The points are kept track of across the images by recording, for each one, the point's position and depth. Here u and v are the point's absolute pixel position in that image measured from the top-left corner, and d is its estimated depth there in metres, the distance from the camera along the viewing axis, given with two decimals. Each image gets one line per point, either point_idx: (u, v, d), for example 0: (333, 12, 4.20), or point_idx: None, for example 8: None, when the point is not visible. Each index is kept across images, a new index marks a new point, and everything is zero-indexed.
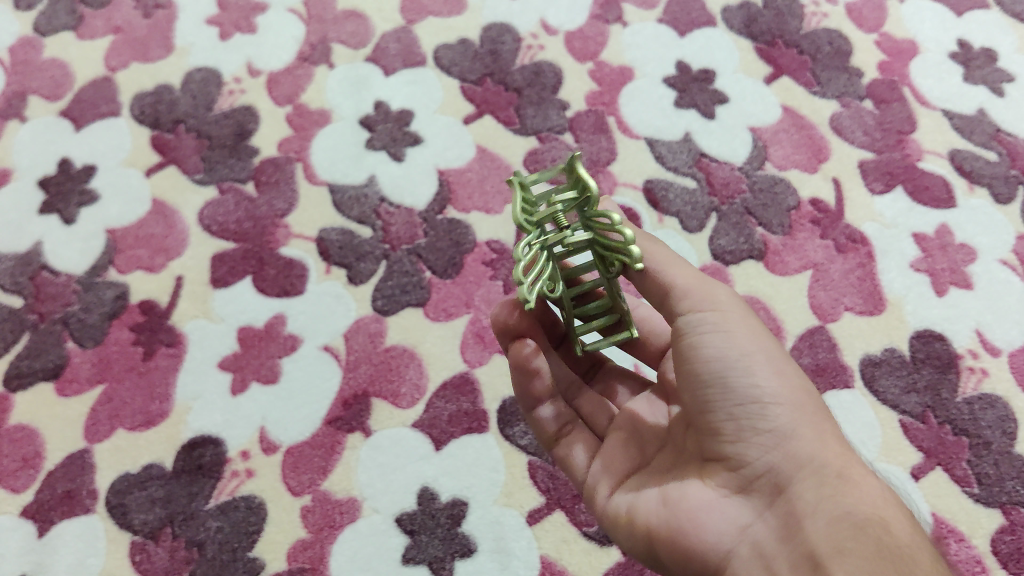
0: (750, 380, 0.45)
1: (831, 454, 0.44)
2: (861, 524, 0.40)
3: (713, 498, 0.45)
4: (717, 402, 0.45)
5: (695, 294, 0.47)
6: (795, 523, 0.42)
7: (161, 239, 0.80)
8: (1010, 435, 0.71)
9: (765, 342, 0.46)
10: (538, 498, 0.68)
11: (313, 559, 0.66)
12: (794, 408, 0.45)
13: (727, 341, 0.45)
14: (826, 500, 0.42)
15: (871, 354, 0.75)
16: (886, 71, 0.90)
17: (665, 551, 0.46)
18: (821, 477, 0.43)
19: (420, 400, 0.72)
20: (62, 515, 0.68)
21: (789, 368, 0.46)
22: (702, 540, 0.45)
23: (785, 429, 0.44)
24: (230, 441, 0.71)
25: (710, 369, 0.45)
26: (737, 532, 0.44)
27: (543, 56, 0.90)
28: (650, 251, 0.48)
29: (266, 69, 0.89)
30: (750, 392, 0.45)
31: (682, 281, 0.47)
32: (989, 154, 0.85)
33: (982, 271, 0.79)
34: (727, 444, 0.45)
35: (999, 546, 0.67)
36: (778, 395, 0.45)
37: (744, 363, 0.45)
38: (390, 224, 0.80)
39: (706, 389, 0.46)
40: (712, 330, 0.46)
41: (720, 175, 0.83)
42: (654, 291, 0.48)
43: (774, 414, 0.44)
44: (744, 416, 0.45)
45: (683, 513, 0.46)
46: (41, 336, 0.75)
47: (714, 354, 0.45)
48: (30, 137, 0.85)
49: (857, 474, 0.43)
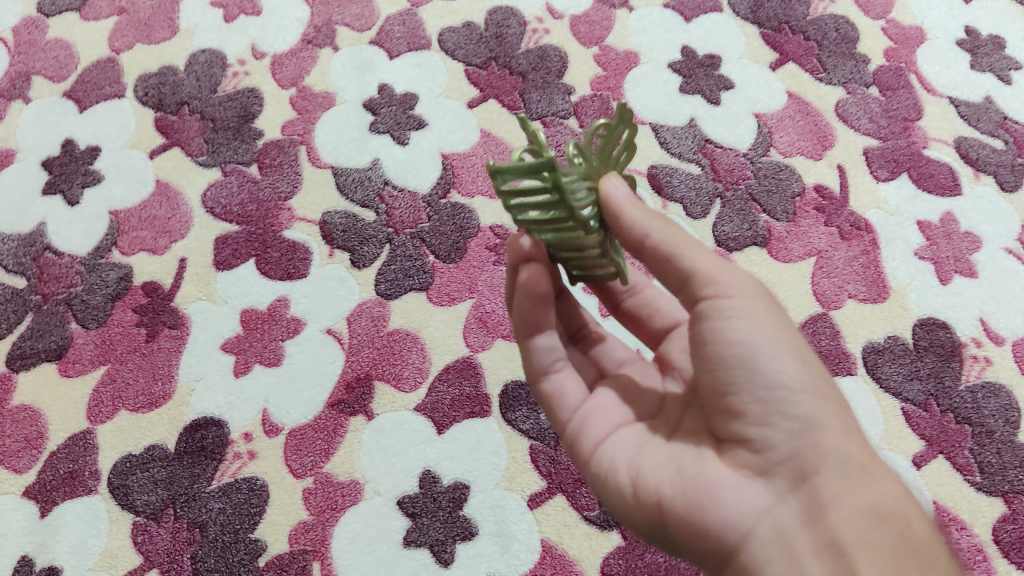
0: (778, 366, 0.43)
1: (854, 446, 0.43)
2: (880, 517, 0.41)
3: (729, 475, 0.44)
4: (742, 384, 0.44)
5: (720, 280, 0.45)
6: (817, 511, 0.41)
7: (164, 221, 0.79)
8: (1013, 424, 0.71)
9: (787, 330, 0.45)
10: (540, 482, 0.68)
11: (315, 541, 0.67)
12: (820, 396, 0.43)
13: (753, 326, 0.44)
14: (850, 493, 0.42)
15: (874, 342, 0.75)
16: (893, 58, 0.90)
17: (673, 522, 0.44)
18: (846, 468, 0.42)
19: (423, 383, 0.72)
20: (65, 495, 0.68)
21: (812, 358, 0.45)
22: (719, 517, 0.42)
23: (811, 418, 0.43)
24: (232, 423, 0.71)
25: (739, 353, 0.44)
26: (756, 513, 0.42)
27: (548, 40, 0.90)
28: (669, 237, 0.46)
29: (271, 51, 0.89)
30: (777, 378, 0.43)
31: (710, 266, 0.45)
32: (995, 142, 0.85)
33: (987, 260, 0.79)
34: (748, 422, 0.44)
35: (1000, 534, 0.67)
36: (804, 382, 0.43)
37: (773, 350, 0.43)
38: (393, 207, 0.80)
39: (729, 370, 0.44)
40: (738, 317, 0.44)
41: (724, 162, 0.83)
42: (673, 274, 0.46)
43: (801, 402, 0.43)
44: (770, 399, 0.43)
45: (700, 486, 0.44)
46: (44, 316, 0.75)
47: (742, 338, 0.43)
48: (33, 118, 0.85)
49: (875, 468, 0.43)
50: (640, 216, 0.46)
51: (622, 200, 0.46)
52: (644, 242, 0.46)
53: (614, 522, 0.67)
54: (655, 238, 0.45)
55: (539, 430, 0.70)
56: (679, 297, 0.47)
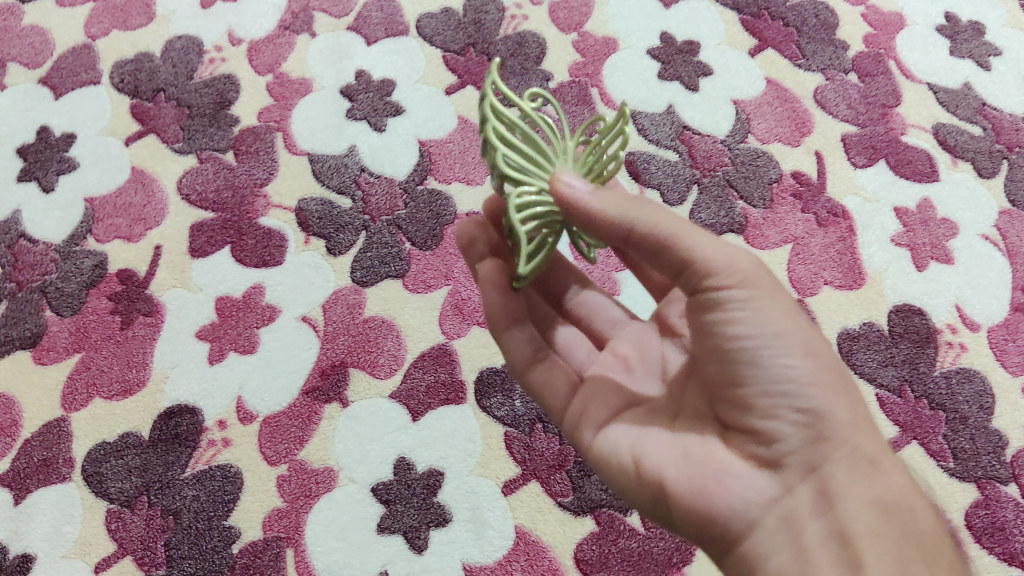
0: (784, 361, 0.43)
1: (863, 438, 0.44)
2: (888, 509, 0.42)
3: (736, 464, 0.45)
4: (749, 377, 0.44)
5: (727, 267, 0.43)
6: (823, 504, 0.42)
7: (140, 208, 0.79)
8: (987, 410, 0.72)
9: (800, 321, 0.44)
10: (514, 468, 0.68)
11: (289, 528, 0.67)
12: (831, 387, 0.44)
13: (763, 317, 0.43)
14: (858, 485, 0.43)
15: (849, 328, 0.75)
16: (872, 44, 0.90)
17: (678, 508, 0.45)
18: (854, 461, 0.43)
19: (398, 370, 0.72)
20: (39, 483, 0.68)
21: (822, 346, 0.45)
22: (726, 504, 0.44)
23: (820, 411, 0.43)
24: (206, 410, 0.71)
25: (746, 346, 0.43)
26: (761, 504, 0.43)
27: (527, 26, 0.89)
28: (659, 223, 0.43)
29: (248, 38, 0.88)
30: (784, 372, 0.43)
31: (710, 256, 0.43)
32: (973, 128, 0.85)
33: (964, 246, 0.79)
34: (755, 414, 0.44)
35: (973, 520, 0.67)
36: (813, 375, 0.43)
37: (780, 343, 0.43)
38: (370, 194, 0.80)
39: (735, 361, 0.44)
40: (745, 309, 0.43)
41: (702, 148, 0.83)
42: (673, 260, 0.44)
43: (810, 396, 0.43)
44: (777, 393, 0.43)
45: (707, 474, 0.45)
46: (17, 304, 0.75)
47: (750, 330, 0.43)
48: (9, 105, 0.85)
49: (884, 461, 0.44)
50: (616, 212, 0.44)
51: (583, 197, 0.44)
52: (633, 232, 0.44)
53: (589, 508, 0.67)
54: (641, 225, 0.43)
55: (514, 417, 0.70)
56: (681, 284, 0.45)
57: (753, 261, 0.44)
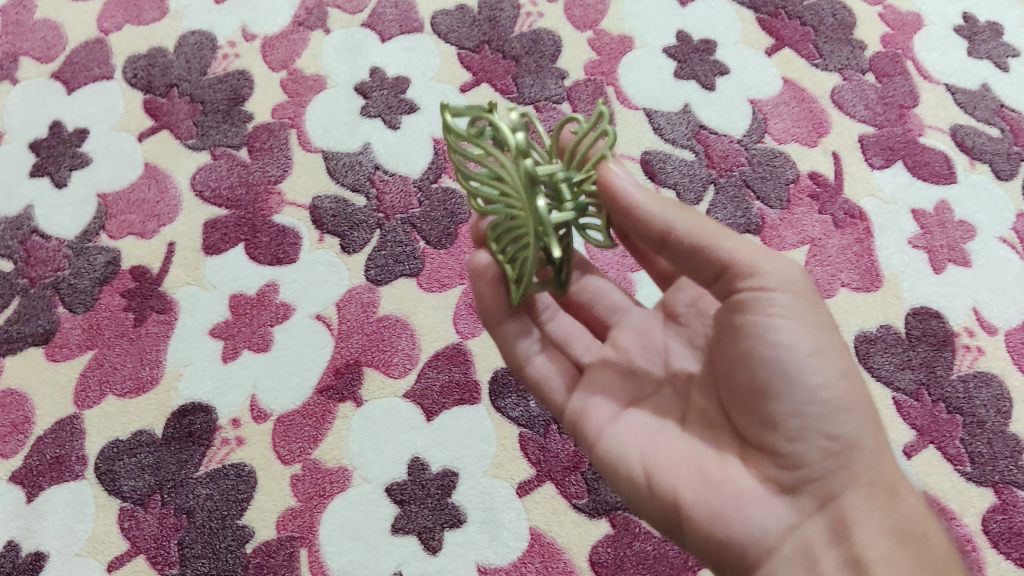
0: (819, 381, 0.43)
1: (883, 464, 0.44)
2: (905, 536, 0.43)
3: (755, 485, 0.44)
4: (779, 396, 0.43)
5: (764, 269, 0.42)
6: (844, 530, 0.43)
7: (153, 204, 0.79)
8: (1005, 413, 0.71)
9: (833, 335, 0.44)
10: (529, 470, 0.68)
11: (302, 528, 0.66)
12: (858, 409, 0.44)
13: (802, 332, 0.43)
14: (877, 514, 0.43)
15: (866, 331, 0.74)
16: (889, 44, 0.89)
17: (693, 527, 0.45)
18: (874, 488, 0.44)
19: (412, 369, 0.72)
20: (51, 480, 0.68)
21: (848, 360, 0.45)
22: (744, 531, 0.44)
23: (847, 436, 0.43)
24: (220, 408, 0.70)
25: (785, 362, 0.43)
26: (782, 530, 0.44)
27: (542, 23, 0.89)
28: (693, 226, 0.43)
29: (262, 33, 0.88)
30: (816, 395, 0.43)
31: (755, 260, 0.42)
32: (991, 130, 0.85)
33: (981, 249, 0.79)
34: (781, 437, 0.43)
35: (990, 525, 0.67)
36: (843, 399, 0.43)
37: (816, 365, 0.43)
38: (384, 192, 0.79)
39: (765, 378, 0.43)
40: (784, 323, 0.42)
41: (718, 148, 0.82)
42: (712, 264, 0.43)
43: (838, 421, 0.43)
44: (809, 412, 0.43)
45: (726, 496, 0.44)
46: (30, 300, 0.75)
47: (789, 342, 0.42)
48: (21, 99, 0.84)
49: (901, 485, 0.45)
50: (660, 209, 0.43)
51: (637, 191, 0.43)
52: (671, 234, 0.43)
53: (603, 510, 0.66)
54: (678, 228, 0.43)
55: (528, 417, 0.70)
56: (717, 291, 0.44)
57: (799, 271, 0.43)
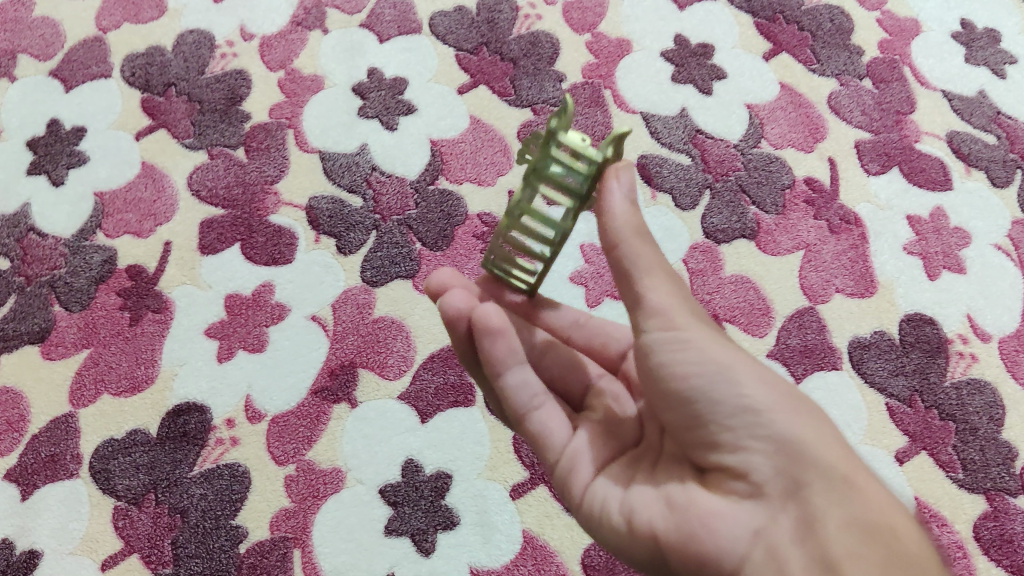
0: (737, 391, 0.43)
1: (835, 457, 0.41)
2: (870, 527, 0.39)
3: (717, 503, 0.42)
4: (710, 414, 0.44)
5: (669, 313, 0.44)
6: (808, 527, 0.40)
7: (150, 204, 0.79)
8: (997, 421, 0.71)
9: (745, 356, 0.45)
10: (522, 473, 0.68)
11: (296, 528, 0.67)
12: (789, 411, 0.43)
13: (703, 354, 0.44)
14: (838, 504, 0.40)
15: (860, 337, 0.74)
16: (887, 50, 0.89)
17: (671, 556, 0.43)
18: (830, 479, 0.40)
19: (407, 372, 0.72)
20: (46, 479, 0.68)
21: (774, 378, 0.45)
22: (714, 544, 0.41)
23: (787, 438, 0.42)
24: (215, 408, 0.71)
25: (697, 385, 0.44)
26: (749, 538, 0.41)
27: (540, 25, 0.89)
28: (637, 257, 0.45)
29: (259, 33, 0.88)
30: (740, 403, 0.43)
31: (650, 292, 0.45)
32: (987, 137, 0.85)
33: (976, 255, 0.79)
34: (722, 453, 0.43)
35: (981, 532, 0.67)
36: (770, 403, 0.43)
37: (727, 377, 0.43)
38: (380, 193, 0.79)
39: (692, 404, 0.44)
40: (687, 348, 0.44)
41: (715, 153, 0.83)
42: (629, 295, 0.46)
43: (768, 421, 0.42)
44: (737, 423, 0.43)
45: (692, 515, 0.42)
46: (26, 298, 0.75)
47: (698, 368, 0.44)
48: (19, 97, 0.84)
49: (863, 479, 0.41)
50: (620, 225, 0.44)
51: (617, 208, 0.44)
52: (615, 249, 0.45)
53: None
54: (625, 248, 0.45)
55: None
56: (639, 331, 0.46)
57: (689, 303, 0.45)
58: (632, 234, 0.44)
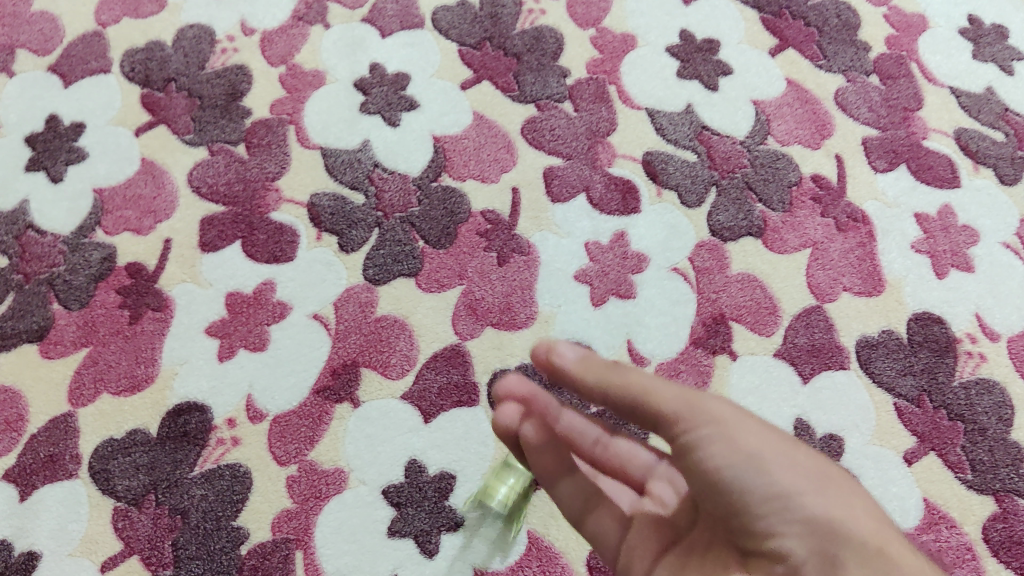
0: (764, 479, 0.42)
1: (869, 532, 0.41)
2: None
3: None
4: (742, 505, 0.43)
5: (685, 413, 0.44)
6: None
7: (149, 200, 0.78)
8: (1006, 421, 0.71)
9: (774, 437, 0.44)
10: (527, 473, 0.68)
11: (298, 530, 0.66)
12: (821, 492, 0.42)
13: (728, 447, 0.43)
14: None
15: (868, 336, 0.74)
16: (894, 46, 0.89)
17: None
18: (863, 555, 0.40)
19: (410, 371, 0.71)
20: (45, 479, 0.67)
21: (810, 459, 0.44)
22: None
23: (818, 519, 0.41)
24: (216, 408, 0.70)
25: (724, 477, 0.43)
26: None
27: (544, 20, 0.88)
28: (628, 380, 0.46)
29: (260, 28, 0.87)
30: (769, 490, 0.42)
31: (661, 399, 0.45)
32: (996, 134, 0.84)
33: (984, 254, 0.78)
34: (756, 539, 0.43)
35: (990, 533, 0.66)
36: (801, 488, 0.42)
37: (753, 465, 0.43)
38: (382, 190, 0.79)
39: (724, 495, 0.44)
40: (712, 445, 0.44)
41: (721, 149, 0.82)
42: (644, 415, 0.46)
43: (799, 505, 0.42)
44: (767, 509, 0.42)
45: None
46: (25, 296, 0.74)
47: (723, 463, 0.43)
48: (17, 92, 0.83)
49: (903, 554, 0.41)
50: (587, 374, 0.47)
51: (568, 362, 0.49)
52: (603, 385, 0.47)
53: None
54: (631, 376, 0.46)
55: None
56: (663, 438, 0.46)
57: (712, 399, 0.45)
58: (598, 377, 0.47)
